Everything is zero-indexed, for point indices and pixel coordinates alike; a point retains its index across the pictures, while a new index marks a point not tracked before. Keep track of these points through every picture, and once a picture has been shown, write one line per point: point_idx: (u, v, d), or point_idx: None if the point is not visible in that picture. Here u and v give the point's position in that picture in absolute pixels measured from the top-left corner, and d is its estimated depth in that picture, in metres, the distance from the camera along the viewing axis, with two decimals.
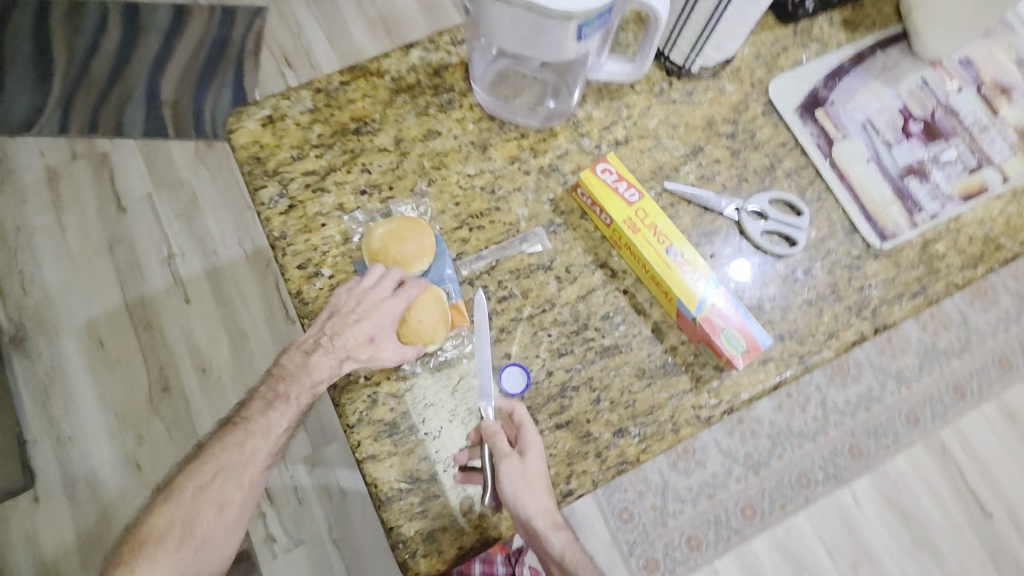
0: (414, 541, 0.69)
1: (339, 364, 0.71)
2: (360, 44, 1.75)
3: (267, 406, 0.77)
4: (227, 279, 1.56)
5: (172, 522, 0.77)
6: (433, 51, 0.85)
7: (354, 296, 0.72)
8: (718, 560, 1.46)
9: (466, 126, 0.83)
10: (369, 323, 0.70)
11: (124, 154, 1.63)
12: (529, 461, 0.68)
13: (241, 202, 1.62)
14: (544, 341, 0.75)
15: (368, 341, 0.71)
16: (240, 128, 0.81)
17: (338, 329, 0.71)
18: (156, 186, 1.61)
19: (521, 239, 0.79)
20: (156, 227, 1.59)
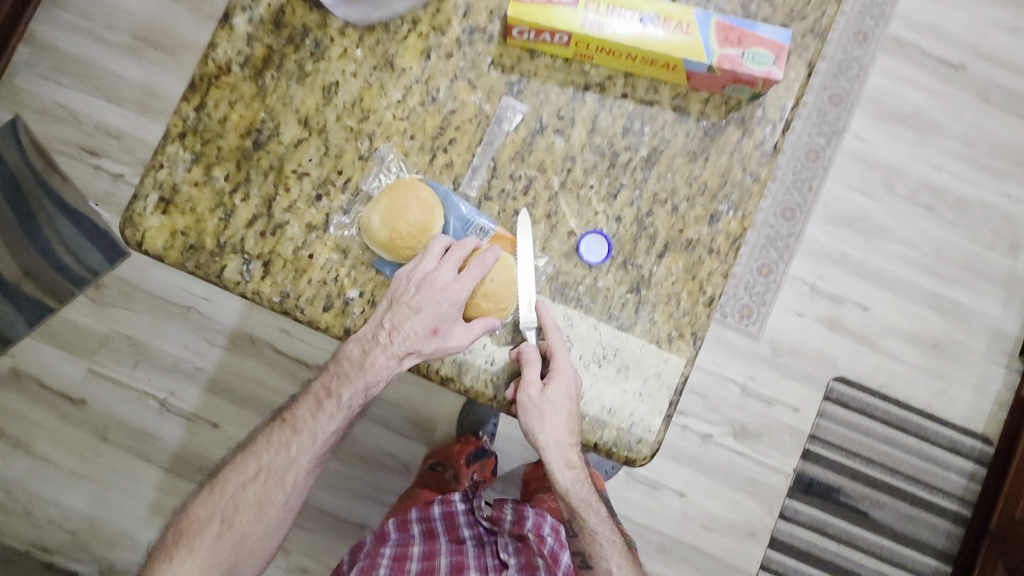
0: (622, 437, 0.67)
1: (399, 362, 0.66)
2: (140, 76, 1.45)
3: (318, 403, 0.75)
4: (232, 379, 1.44)
5: (211, 513, 0.77)
6: (256, 7, 0.70)
7: (409, 284, 0.65)
8: (791, 268, 1.54)
9: (355, 56, 0.70)
10: (432, 314, 0.64)
11: (38, 354, 1.44)
12: (551, 390, 0.64)
13: (178, 308, 1.45)
14: (592, 195, 0.69)
15: (431, 331, 0.65)
16: (147, 233, 0.67)
17: (393, 322, 0.65)
18: (91, 356, 1.45)
19: (498, 121, 0.70)
20: (128, 390, 1.44)
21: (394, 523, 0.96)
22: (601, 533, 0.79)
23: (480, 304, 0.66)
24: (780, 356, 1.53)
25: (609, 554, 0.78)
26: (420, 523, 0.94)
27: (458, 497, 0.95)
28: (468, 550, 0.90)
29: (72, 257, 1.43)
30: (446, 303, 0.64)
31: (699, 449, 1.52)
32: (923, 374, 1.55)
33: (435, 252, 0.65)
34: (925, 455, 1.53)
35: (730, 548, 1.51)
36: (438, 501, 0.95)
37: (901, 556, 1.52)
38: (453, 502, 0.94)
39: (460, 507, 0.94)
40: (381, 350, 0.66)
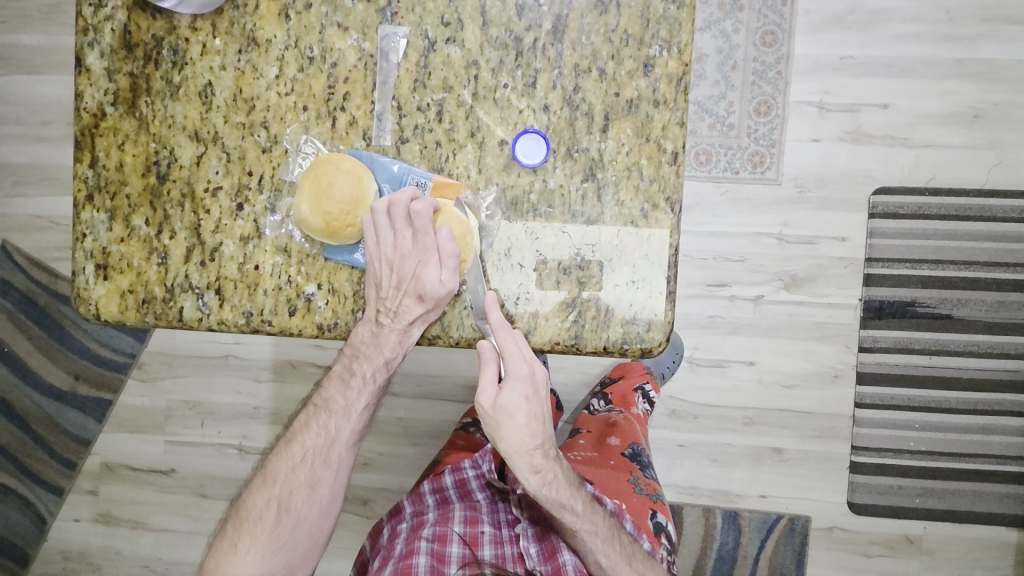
0: (630, 332, 0.62)
1: (407, 333, 0.65)
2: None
3: (343, 382, 0.75)
4: (287, 407, 1.48)
5: (269, 498, 0.76)
6: (101, 37, 0.64)
7: (379, 262, 0.62)
8: (791, 95, 1.40)
9: (217, 47, 0.64)
10: (410, 284, 0.61)
11: (117, 443, 1.53)
12: (504, 394, 0.63)
13: (215, 361, 1.49)
14: (512, 94, 0.62)
15: (418, 300, 0.62)
16: (99, 304, 0.66)
17: (382, 304, 0.63)
18: (159, 430, 1.52)
19: (385, 55, 0.63)
20: (203, 447, 1.51)
21: (410, 497, 0.96)
22: (580, 530, 0.78)
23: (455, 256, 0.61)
24: (809, 191, 1.42)
25: (593, 546, 0.79)
26: (434, 493, 0.94)
27: (467, 463, 0.95)
28: (483, 507, 0.92)
29: (109, 348, 1.50)
30: (423, 266, 0.61)
31: (755, 314, 1.44)
32: (969, 152, 1.40)
33: (382, 219, 0.60)
34: (997, 236, 1.40)
35: (820, 398, 1.45)
36: (449, 469, 0.96)
37: (1001, 347, 1.41)
38: (463, 468, 0.95)
39: (470, 472, 0.94)
40: (385, 331, 0.65)
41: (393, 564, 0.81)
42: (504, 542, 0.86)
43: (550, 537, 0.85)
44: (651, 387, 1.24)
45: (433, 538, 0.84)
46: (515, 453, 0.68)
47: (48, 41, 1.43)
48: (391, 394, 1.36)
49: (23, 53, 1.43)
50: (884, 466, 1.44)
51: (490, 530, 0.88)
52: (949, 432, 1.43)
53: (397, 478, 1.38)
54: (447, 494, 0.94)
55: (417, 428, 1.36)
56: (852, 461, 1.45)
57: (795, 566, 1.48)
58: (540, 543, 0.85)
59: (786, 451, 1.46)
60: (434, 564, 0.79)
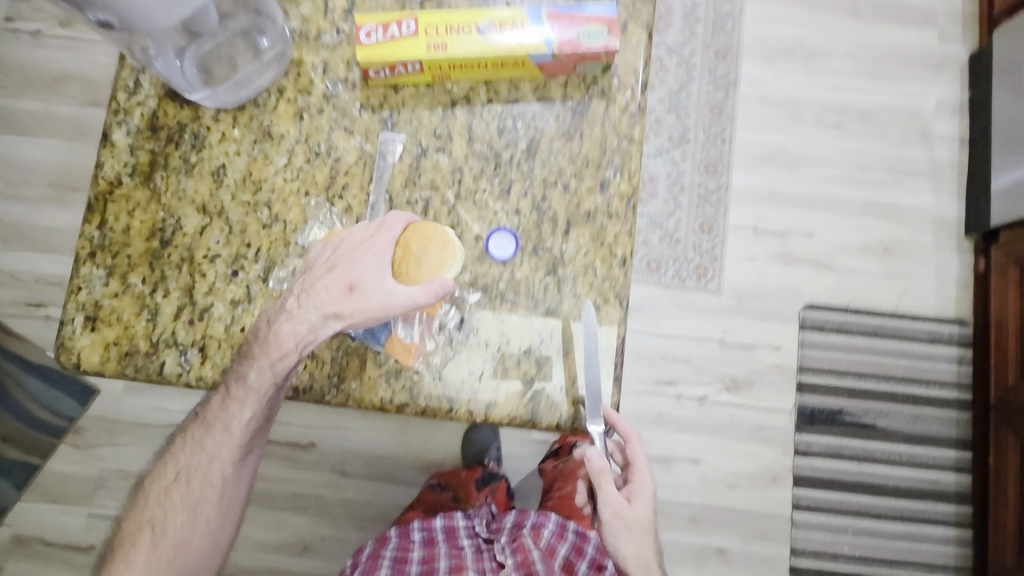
0: (582, 411, 0.69)
1: (317, 324, 0.65)
2: (67, 217, 1.47)
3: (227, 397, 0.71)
4: None
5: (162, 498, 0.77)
6: (130, 118, 0.73)
7: (325, 248, 0.67)
8: (730, 217, 1.60)
9: (234, 135, 0.73)
10: (343, 271, 0.65)
11: (33, 515, 1.42)
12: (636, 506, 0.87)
13: (160, 430, 1.44)
14: (489, 198, 0.73)
15: (346, 290, 0.65)
16: (80, 354, 0.69)
17: (305, 287, 0.66)
18: (84, 502, 1.42)
19: (382, 157, 0.73)
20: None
21: (397, 530, 0.96)
22: None
23: (400, 266, 0.65)
24: (748, 301, 1.57)
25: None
26: (421, 532, 0.94)
27: (459, 513, 0.97)
28: (466, 555, 0.89)
29: (46, 410, 1.42)
30: (358, 260, 0.65)
31: (700, 413, 1.53)
32: (882, 278, 1.60)
33: (357, 224, 0.67)
34: (909, 354, 1.57)
35: (761, 499, 1.51)
36: (440, 514, 0.97)
37: (922, 458, 1.53)
38: (455, 516, 0.97)
39: (461, 521, 0.96)
40: (285, 320, 0.65)
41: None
42: None
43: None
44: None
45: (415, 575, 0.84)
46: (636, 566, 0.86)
47: (50, 109, 1.51)
48: (343, 473, 1.34)
49: (23, 117, 1.50)
50: (821, 570, 1.49)
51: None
52: (879, 539, 1.50)
53: (338, 565, 1.33)
54: (431, 536, 0.93)
55: (365, 510, 1.34)
56: (792, 565, 1.49)
57: None
58: None
59: (730, 552, 1.49)
60: None
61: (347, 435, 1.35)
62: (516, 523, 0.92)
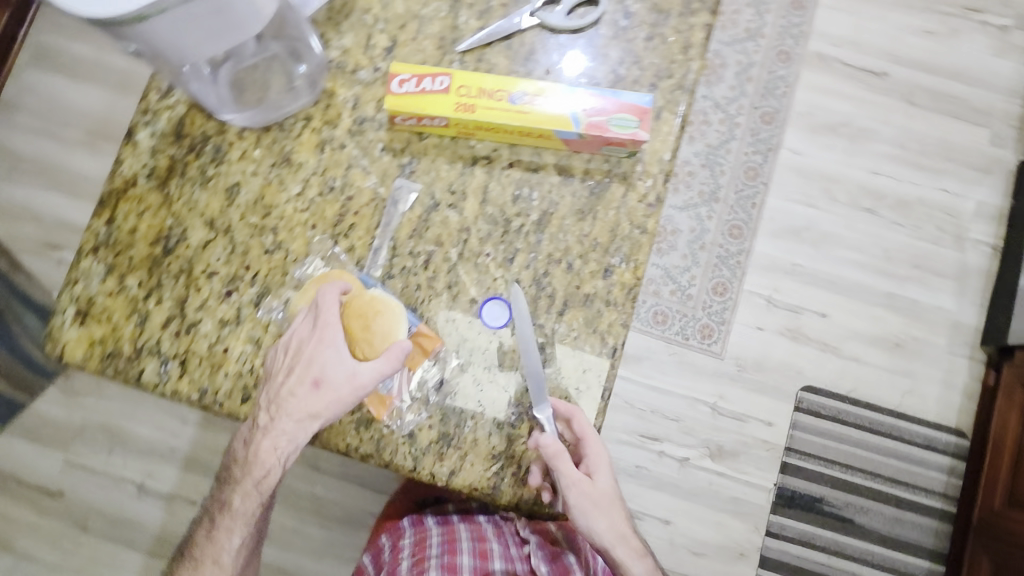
0: (542, 494, 0.69)
1: (303, 422, 0.65)
2: (96, 169, 1.50)
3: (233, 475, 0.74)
4: (204, 456, 1.45)
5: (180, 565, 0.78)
6: (157, 120, 0.74)
7: (281, 353, 0.67)
8: (745, 284, 1.58)
9: (255, 156, 0.73)
10: (306, 371, 0.65)
11: (15, 450, 1.46)
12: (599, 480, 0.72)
13: (147, 391, 1.47)
14: (490, 263, 0.72)
15: (316, 388, 0.65)
16: (66, 346, 0.70)
17: (276, 389, 0.66)
18: (64, 447, 1.46)
19: (394, 203, 0.73)
20: (103, 477, 1.45)
21: (410, 519, 0.99)
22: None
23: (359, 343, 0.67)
24: (747, 371, 1.55)
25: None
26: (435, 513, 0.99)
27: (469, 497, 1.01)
28: (488, 531, 0.95)
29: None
30: (313, 355, 0.65)
31: (677, 474, 1.52)
32: (888, 373, 1.56)
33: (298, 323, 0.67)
34: (901, 455, 1.53)
35: (721, 572, 1.49)
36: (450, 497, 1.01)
37: (893, 561, 1.51)
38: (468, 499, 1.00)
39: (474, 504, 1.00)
40: (281, 413, 0.66)
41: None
42: (514, 560, 0.90)
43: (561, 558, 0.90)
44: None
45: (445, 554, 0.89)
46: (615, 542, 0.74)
47: (98, 60, 1.54)
48: (314, 468, 1.36)
49: (72, 63, 1.53)
50: None
51: (499, 549, 0.92)
52: None
53: (293, 558, 1.34)
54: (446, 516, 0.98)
55: (329, 510, 1.35)
56: None
57: None
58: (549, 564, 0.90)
59: None
60: None
61: None
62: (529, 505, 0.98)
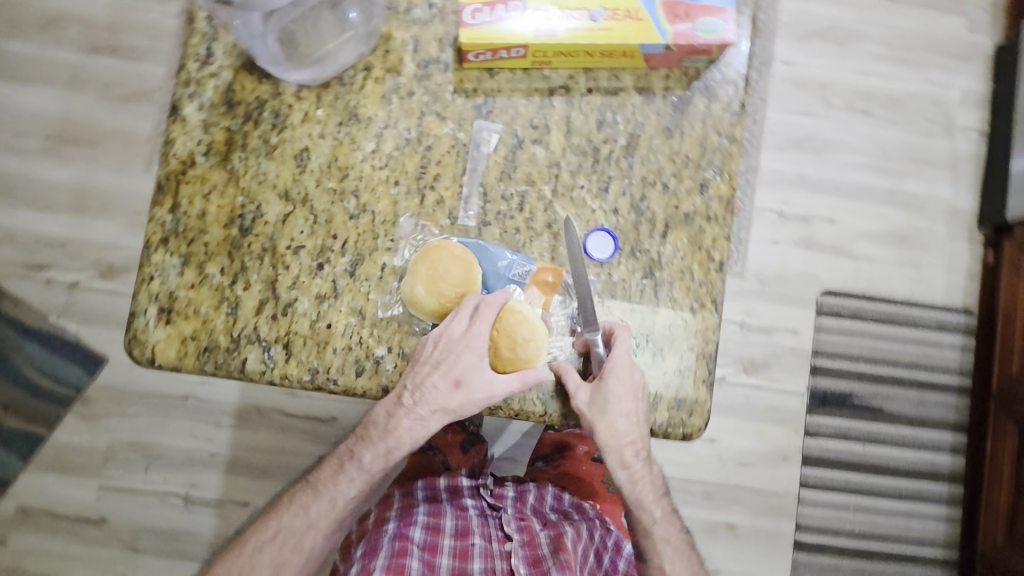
0: (675, 416, 0.69)
1: (428, 416, 0.68)
2: (64, 174, 1.35)
3: (359, 446, 0.75)
4: (247, 457, 1.38)
5: (264, 538, 0.78)
6: (203, 91, 0.68)
7: (430, 344, 0.65)
8: (757, 202, 1.60)
9: (318, 116, 0.68)
10: (447, 369, 0.65)
11: (41, 485, 1.37)
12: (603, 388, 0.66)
13: (173, 402, 1.38)
14: (586, 194, 0.70)
15: (454, 385, 0.66)
16: (156, 347, 0.65)
17: (416, 378, 0.65)
18: (94, 473, 1.37)
19: (476, 146, 0.70)
20: (144, 495, 1.38)
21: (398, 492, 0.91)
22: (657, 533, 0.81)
23: (503, 360, 0.66)
24: (770, 286, 1.59)
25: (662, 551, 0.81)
26: (426, 489, 0.90)
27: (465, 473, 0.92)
28: (473, 519, 0.87)
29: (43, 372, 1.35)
30: (463, 355, 0.65)
31: (717, 393, 1.57)
32: (900, 266, 1.63)
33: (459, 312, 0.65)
34: (919, 340, 1.61)
35: (770, 477, 1.56)
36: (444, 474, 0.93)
37: (921, 440, 1.60)
38: (459, 475, 0.92)
39: (465, 480, 0.91)
40: (410, 406, 0.68)
41: (382, 559, 0.77)
42: (495, 556, 0.81)
43: (541, 564, 0.79)
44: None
45: (423, 543, 0.80)
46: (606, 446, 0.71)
47: (39, 52, 1.36)
48: None
49: (10, 60, 1.36)
50: (823, 544, 1.57)
51: (480, 543, 0.84)
52: (878, 515, 1.58)
53: None
54: (436, 494, 0.90)
55: None
56: (795, 539, 1.56)
57: None
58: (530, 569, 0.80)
59: (739, 527, 1.55)
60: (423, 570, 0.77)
61: None
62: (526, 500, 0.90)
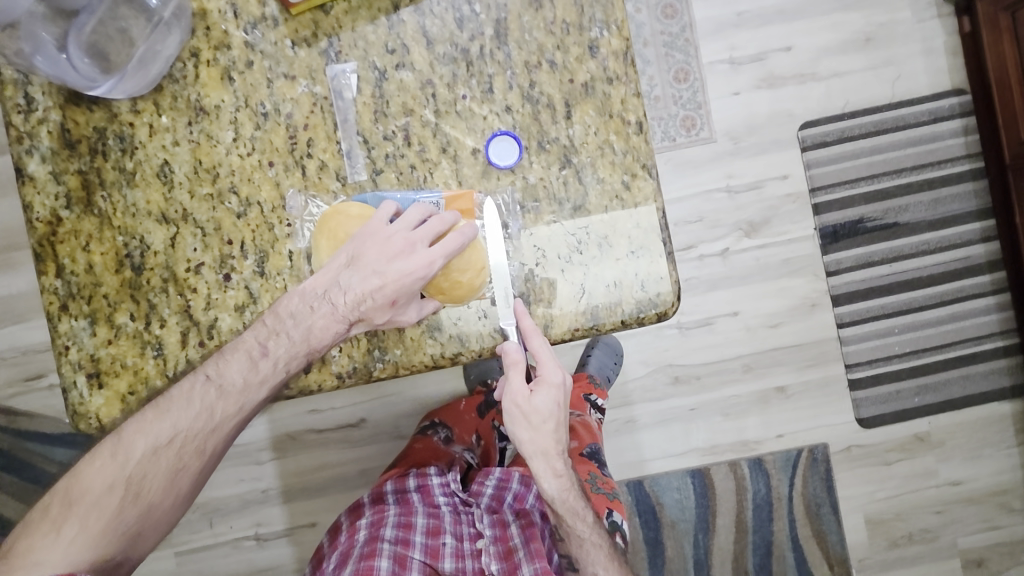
0: (643, 302, 0.64)
1: (349, 326, 0.60)
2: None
3: (251, 363, 0.60)
4: (284, 488, 1.35)
5: (113, 481, 0.60)
6: (38, 142, 0.62)
7: (377, 242, 0.59)
8: (704, 57, 1.44)
9: (165, 123, 0.62)
10: (391, 283, 0.58)
11: None
12: (538, 397, 0.67)
13: None
14: (472, 103, 0.63)
15: (388, 303, 0.59)
16: (99, 414, 0.62)
17: (350, 280, 0.59)
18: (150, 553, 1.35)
19: (339, 94, 0.63)
20: (206, 555, 1.36)
21: (371, 497, 0.93)
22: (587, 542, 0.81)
23: (441, 284, 0.61)
24: (743, 140, 1.45)
25: (596, 558, 0.81)
26: (395, 493, 0.91)
27: (432, 470, 0.92)
28: (445, 515, 0.89)
29: None
30: (414, 272, 0.58)
31: (726, 267, 1.46)
32: (874, 71, 1.47)
33: (411, 219, 0.59)
34: (916, 141, 1.47)
35: (805, 330, 1.48)
36: (413, 473, 0.92)
37: (948, 240, 1.48)
38: (427, 474, 0.92)
39: (434, 480, 0.91)
40: (328, 312, 0.59)
41: (353, 565, 0.80)
42: (466, 556, 0.85)
43: (512, 557, 0.84)
44: (597, 396, 1.14)
45: (396, 539, 0.83)
46: (537, 457, 0.71)
47: None
48: (399, 436, 1.35)
49: None
50: (879, 375, 1.48)
51: (452, 540, 0.86)
52: (927, 328, 1.49)
53: None
54: (406, 497, 0.90)
55: None
56: (850, 380, 1.48)
57: (828, 494, 1.49)
58: (502, 562, 0.84)
59: (789, 387, 1.48)
60: (395, 568, 0.80)
61: (391, 401, 1.34)
62: (494, 493, 0.89)
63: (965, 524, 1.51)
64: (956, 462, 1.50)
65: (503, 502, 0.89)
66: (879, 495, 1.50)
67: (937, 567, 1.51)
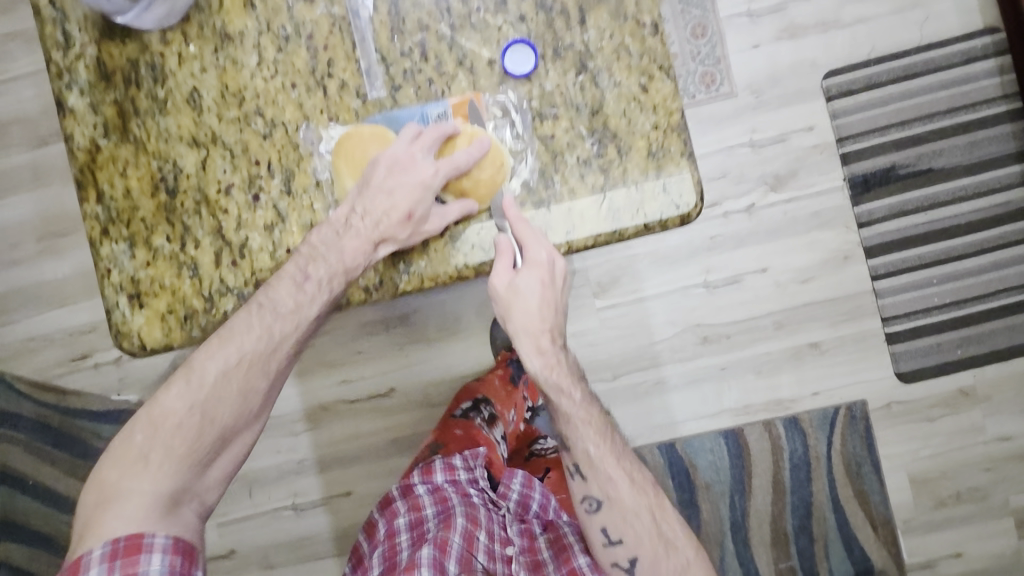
0: (665, 203, 0.63)
1: (377, 249, 0.62)
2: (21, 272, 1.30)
3: (296, 287, 0.62)
4: (319, 457, 1.37)
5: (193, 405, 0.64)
6: (76, 75, 0.65)
7: (383, 163, 0.62)
8: (721, 11, 1.42)
9: (193, 51, 0.65)
10: (401, 195, 0.62)
11: None
12: (522, 278, 0.63)
13: None
14: (486, 16, 0.64)
15: (405, 218, 0.62)
16: (139, 334, 0.64)
17: (365, 204, 0.62)
18: None
19: (356, 13, 0.64)
20: (247, 524, 1.39)
21: (401, 491, 0.93)
22: (575, 416, 0.74)
23: (463, 187, 0.64)
24: (766, 92, 1.42)
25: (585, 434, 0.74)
26: (426, 485, 0.91)
27: (460, 463, 0.93)
28: (479, 511, 0.89)
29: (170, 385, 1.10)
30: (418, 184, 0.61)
31: (753, 222, 1.43)
32: (900, 14, 1.43)
33: (407, 135, 0.62)
34: (948, 83, 1.42)
35: (838, 283, 1.44)
36: (440, 467, 0.92)
37: (985, 184, 1.43)
38: (455, 467, 0.92)
39: (464, 475, 0.92)
40: (353, 232, 0.61)
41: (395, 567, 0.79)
42: (499, 560, 0.84)
43: (541, 567, 0.84)
44: None
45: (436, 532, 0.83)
46: (522, 332, 0.66)
47: None
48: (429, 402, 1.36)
49: None
50: (917, 328, 1.43)
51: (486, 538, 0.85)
52: (967, 278, 1.43)
53: None
54: (438, 488, 0.90)
55: None
56: (887, 333, 1.44)
57: (869, 454, 1.44)
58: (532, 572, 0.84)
59: (824, 343, 1.44)
60: (437, 555, 0.78)
61: (419, 368, 1.36)
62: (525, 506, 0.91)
63: (1016, 482, 1.44)
64: (1005, 417, 1.44)
65: (529, 510, 0.92)
66: (923, 453, 1.45)
67: (988, 527, 1.45)
